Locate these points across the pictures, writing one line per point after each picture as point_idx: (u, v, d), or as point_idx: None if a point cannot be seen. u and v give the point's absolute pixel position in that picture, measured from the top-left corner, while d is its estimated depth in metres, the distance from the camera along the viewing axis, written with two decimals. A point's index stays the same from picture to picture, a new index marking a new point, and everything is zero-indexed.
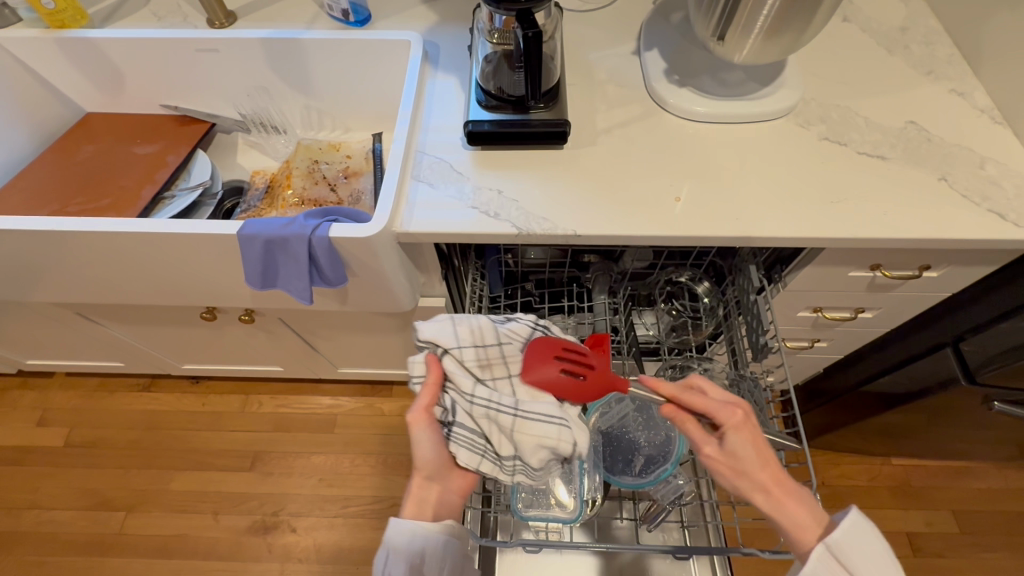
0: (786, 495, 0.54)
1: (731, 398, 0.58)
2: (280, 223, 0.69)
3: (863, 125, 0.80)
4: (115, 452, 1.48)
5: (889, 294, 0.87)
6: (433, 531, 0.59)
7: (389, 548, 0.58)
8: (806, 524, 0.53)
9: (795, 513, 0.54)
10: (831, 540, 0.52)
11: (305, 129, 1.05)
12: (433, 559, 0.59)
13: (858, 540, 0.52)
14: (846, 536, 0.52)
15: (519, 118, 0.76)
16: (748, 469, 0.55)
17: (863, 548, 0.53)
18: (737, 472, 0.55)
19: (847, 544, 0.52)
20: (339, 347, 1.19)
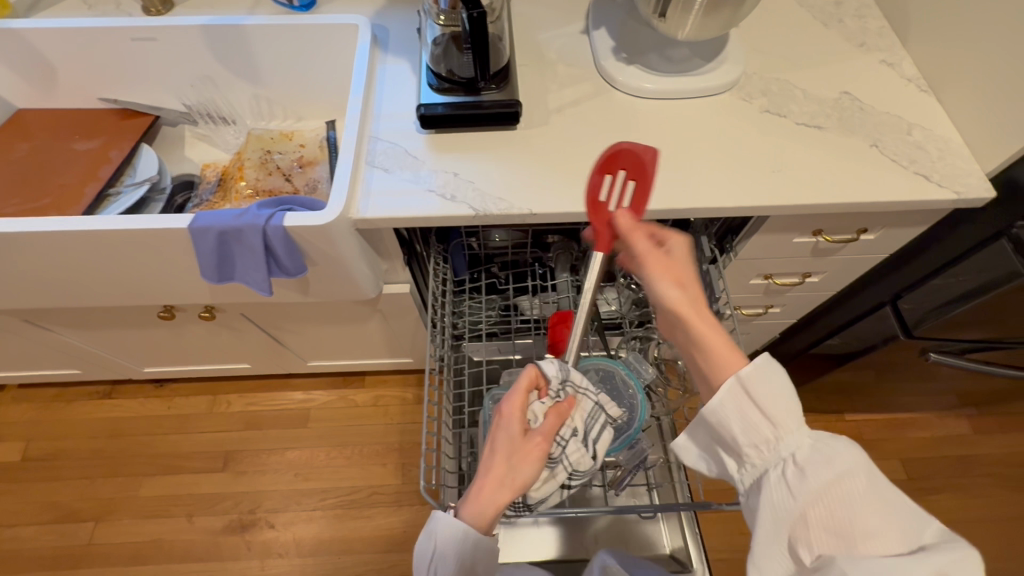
0: (701, 317, 0.52)
1: (672, 248, 0.57)
2: (232, 214, 0.68)
3: (801, 97, 0.83)
4: (78, 462, 1.44)
5: (832, 257, 0.93)
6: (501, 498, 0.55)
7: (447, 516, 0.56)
8: (724, 357, 0.50)
9: (716, 362, 0.50)
10: (741, 375, 0.48)
11: (255, 119, 1.02)
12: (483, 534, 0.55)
13: (772, 387, 0.48)
14: (757, 373, 0.48)
15: (471, 100, 0.77)
16: (683, 280, 0.55)
17: (774, 392, 0.48)
18: (679, 280, 0.55)
19: (758, 386, 0.48)
20: (307, 339, 1.18)
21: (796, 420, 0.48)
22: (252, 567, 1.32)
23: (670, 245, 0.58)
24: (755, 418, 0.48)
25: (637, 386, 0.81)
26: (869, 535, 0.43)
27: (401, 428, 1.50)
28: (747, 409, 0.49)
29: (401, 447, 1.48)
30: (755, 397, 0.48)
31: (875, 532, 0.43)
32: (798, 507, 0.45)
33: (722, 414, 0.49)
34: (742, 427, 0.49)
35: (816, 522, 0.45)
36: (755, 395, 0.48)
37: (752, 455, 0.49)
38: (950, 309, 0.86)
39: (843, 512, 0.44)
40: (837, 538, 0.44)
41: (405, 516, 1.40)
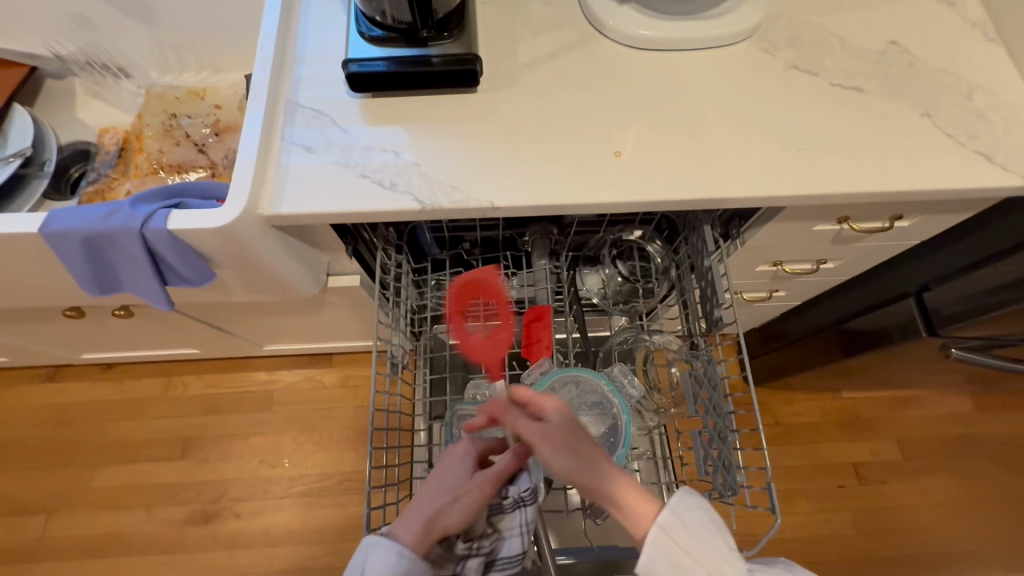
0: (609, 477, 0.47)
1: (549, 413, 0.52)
2: (97, 214, 0.52)
3: (837, 48, 0.66)
4: (24, 452, 1.34)
5: (855, 245, 0.79)
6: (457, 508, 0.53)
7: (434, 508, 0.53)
8: (638, 511, 0.46)
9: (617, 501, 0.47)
10: (661, 522, 0.45)
11: (162, 71, 0.83)
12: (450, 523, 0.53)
13: (698, 526, 0.45)
14: (676, 515, 0.45)
15: (416, 54, 0.59)
16: (572, 442, 0.50)
17: (699, 534, 0.45)
18: (566, 445, 0.49)
19: (677, 528, 0.45)
20: (254, 329, 1.04)
21: (727, 555, 0.44)
22: (218, 559, 1.26)
23: (545, 410, 0.53)
24: (685, 568, 0.44)
25: (622, 406, 0.70)
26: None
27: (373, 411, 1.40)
28: (678, 556, 0.44)
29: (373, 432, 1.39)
30: (682, 545, 0.44)
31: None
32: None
33: (654, 570, 0.44)
34: None
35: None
36: (683, 541, 0.45)
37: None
38: (991, 302, 0.74)
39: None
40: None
41: None
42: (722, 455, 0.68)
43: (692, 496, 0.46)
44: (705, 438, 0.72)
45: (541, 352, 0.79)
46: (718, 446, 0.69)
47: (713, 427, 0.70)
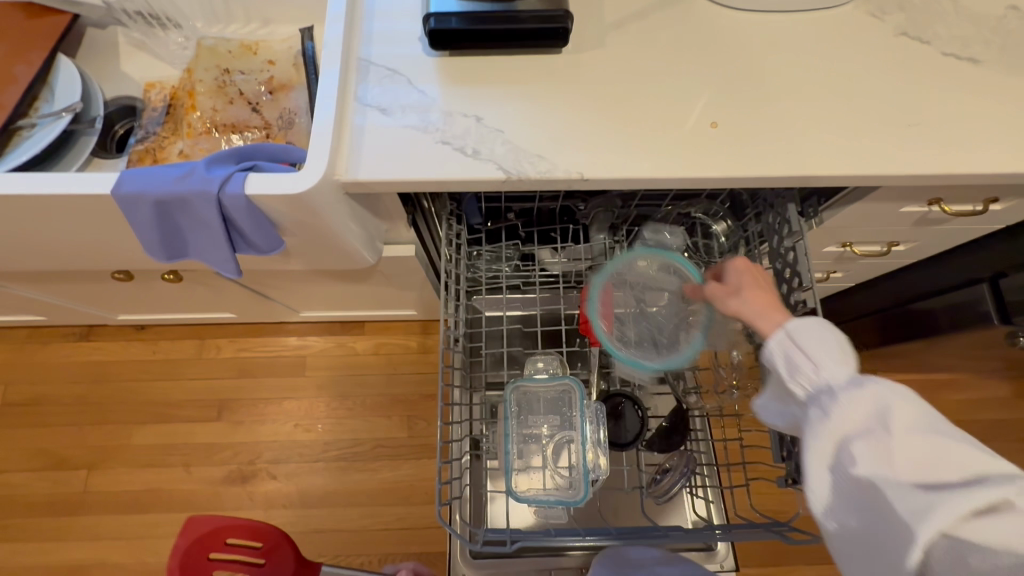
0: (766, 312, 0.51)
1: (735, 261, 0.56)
2: (172, 176, 0.50)
3: (950, 14, 0.61)
4: (62, 408, 1.36)
5: (937, 228, 0.75)
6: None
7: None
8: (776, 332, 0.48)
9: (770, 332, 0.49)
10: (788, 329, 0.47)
11: (207, 23, 0.78)
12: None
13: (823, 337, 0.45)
14: (798, 328, 0.46)
15: (500, 8, 0.54)
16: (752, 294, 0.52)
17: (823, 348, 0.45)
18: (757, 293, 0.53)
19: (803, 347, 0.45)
20: (296, 296, 1.02)
21: (844, 364, 0.44)
22: (255, 517, 1.29)
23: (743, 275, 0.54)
24: (797, 370, 0.46)
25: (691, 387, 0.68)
26: (922, 471, 0.38)
27: (406, 379, 1.40)
28: (794, 356, 0.46)
29: (406, 399, 1.39)
30: (803, 351, 0.45)
31: (937, 460, 0.38)
32: (836, 447, 0.42)
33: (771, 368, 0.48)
34: (787, 373, 0.46)
35: (861, 454, 0.40)
36: (804, 349, 0.45)
37: (801, 401, 0.46)
38: None
39: (881, 443, 0.40)
40: (886, 468, 0.39)
41: (411, 470, 1.34)
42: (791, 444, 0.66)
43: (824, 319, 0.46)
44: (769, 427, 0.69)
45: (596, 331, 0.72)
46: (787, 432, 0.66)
47: None
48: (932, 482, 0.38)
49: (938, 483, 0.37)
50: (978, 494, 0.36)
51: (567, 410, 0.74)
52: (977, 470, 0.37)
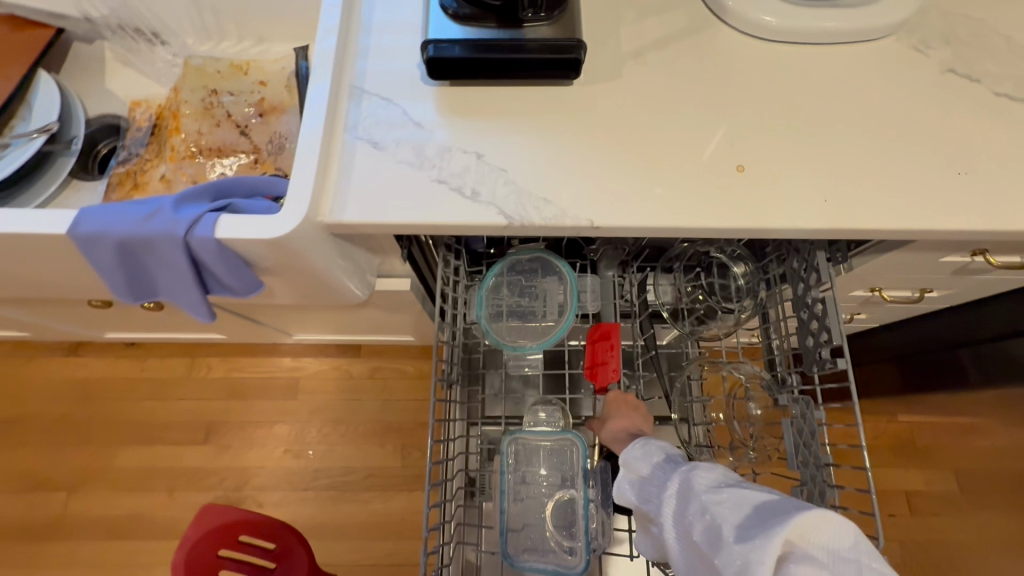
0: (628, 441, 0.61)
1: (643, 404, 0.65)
2: (135, 215, 0.44)
3: (1002, 50, 0.55)
4: (45, 427, 1.31)
5: (976, 277, 0.69)
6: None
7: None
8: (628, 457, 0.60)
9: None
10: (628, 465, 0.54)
11: (198, 41, 0.74)
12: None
13: (639, 454, 0.53)
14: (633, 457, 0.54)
15: (508, 35, 0.50)
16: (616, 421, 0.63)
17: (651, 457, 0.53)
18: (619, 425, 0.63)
19: (636, 455, 0.54)
20: (286, 322, 0.97)
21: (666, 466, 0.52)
22: None
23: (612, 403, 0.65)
24: (639, 485, 0.53)
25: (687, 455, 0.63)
26: (740, 519, 0.41)
27: (401, 405, 1.35)
28: (630, 481, 0.53)
29: (401, 427, 1.33)
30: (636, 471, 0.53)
31: (742, 504, 0.42)
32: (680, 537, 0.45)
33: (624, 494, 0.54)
34: (634, 493, 0.53)
35: (696, 533, 0.43)
36: (639, 458, 0.53)
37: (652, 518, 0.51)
38: None
39: (700, 510, 0.43)
40: (712, 533, 0.41)
41: (403, 502, 1.28)
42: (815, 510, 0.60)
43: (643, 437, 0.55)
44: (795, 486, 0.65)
45: (608, 377, 0.66)
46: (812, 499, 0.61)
47: (807, 478, 0.62)
48: (754, 527, 0.39)
49: (757, 527, 0.39)
50: (782, 530, 0.37)
51: (570, 466, 0.67)
52: (775, 508, 0.40)
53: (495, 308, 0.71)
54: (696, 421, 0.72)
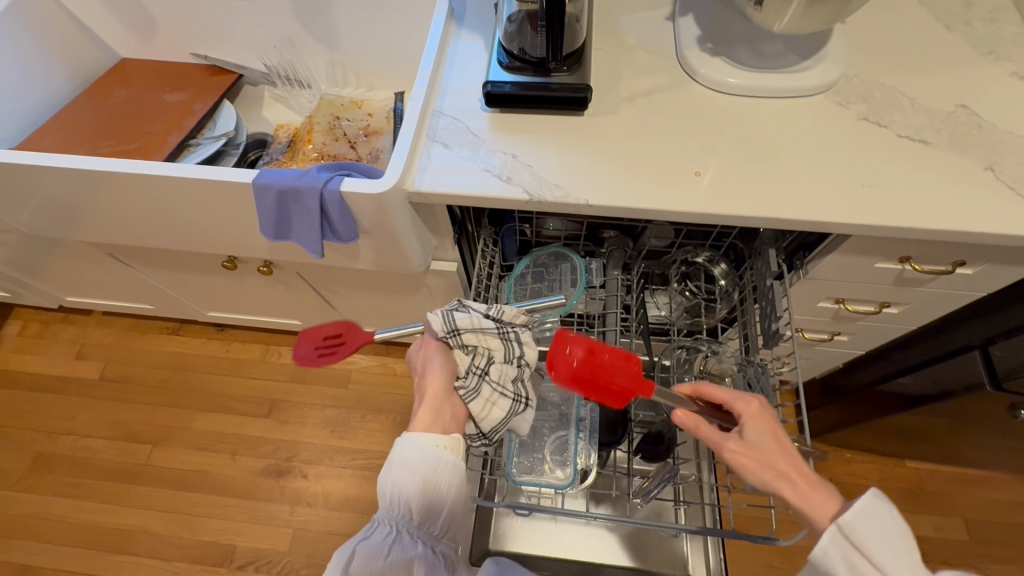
0: (807, 482, 0.53)
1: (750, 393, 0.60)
2: (293, 175, 0.70)
3: (908, 107, 0.75)
4: (144, 389, 1.57)
5: (918, 288, 0.84)
6: (446, 449, 0.59)
7: (398, 464, 0.58)
8: (820, 504, 0.51)
9: (819, 499, 0.52)
10: (838, 521, 0.49)
11: (330, 84, 1.05)
12: (444, 477, 0.58)
13: (879, 529, 0.48)
14: (857, 519, 0.48)
15: (540, 81, 0.75)
16: (767, 457, 0.54)
17: (879, 531, 0.48)
18: (765, 459, 0.54)
19: (862, 528, 0.48)
20: (354, 306, 1.20)
21: (914, 567, 0.47)
22: (282, 511, 1.40)
23: (750, 426, 0.57)
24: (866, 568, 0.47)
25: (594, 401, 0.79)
26: None
27: None
28: (860, 560, 0.48)
29: None
30: (864, 550, 0.48)
31: None
32: None
33: (832, 565, 0.49)
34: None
35: None
36: (867, 532, 0.48)
37: None
38: None
39: None
40: None
41: None
42: None
43: (878, 498, 0.49)
44: None
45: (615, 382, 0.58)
46: None
47: None
48: None
49: None
50: None
51: (566, 409, 0.84)
52: None
53: (522, 294, 0.89)
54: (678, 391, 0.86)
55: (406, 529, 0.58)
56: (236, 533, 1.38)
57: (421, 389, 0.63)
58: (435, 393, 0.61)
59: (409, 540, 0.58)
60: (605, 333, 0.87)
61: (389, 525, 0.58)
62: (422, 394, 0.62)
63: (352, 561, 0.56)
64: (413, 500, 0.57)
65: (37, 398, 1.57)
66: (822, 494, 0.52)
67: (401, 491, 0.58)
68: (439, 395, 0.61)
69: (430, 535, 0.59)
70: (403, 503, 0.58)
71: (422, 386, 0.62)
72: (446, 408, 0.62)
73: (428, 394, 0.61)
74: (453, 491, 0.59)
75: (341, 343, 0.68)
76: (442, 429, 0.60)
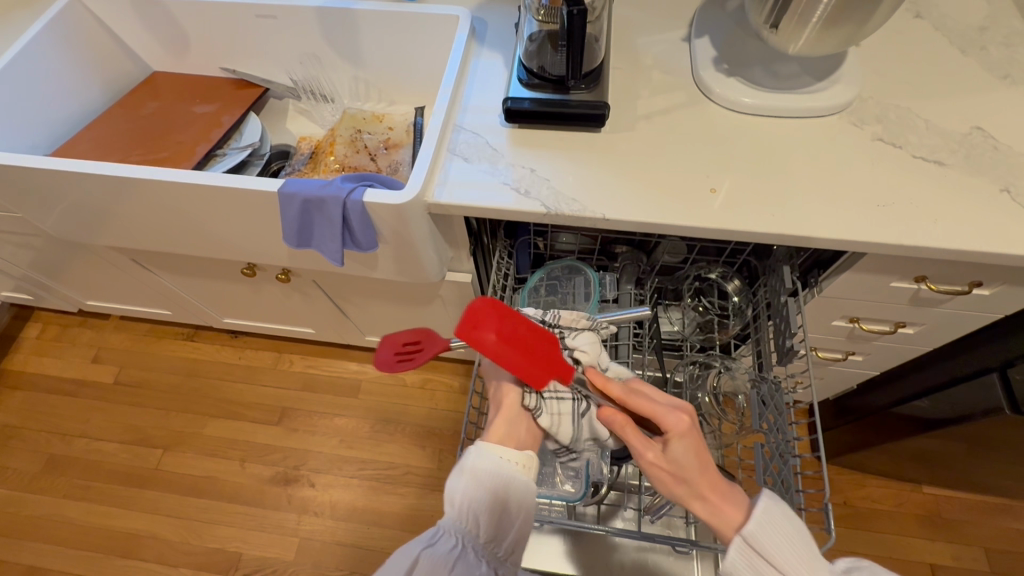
0: (720, 498, 0.52)
1: (678, 402, 0.56)
2: (317, 185, 0.72)
3: (923, 128, 0.76)
4: (157, 393, 1.59)
5: (934, 309, 0.83)
6: (519, 466, 0.58)
7: (471, 473, 0.57)
8: (729, 520, 0.52)
9: (731, 515, 0.52)
10: (746, 534, 0.50)
11: (352, 99, 1.08)
12: (517, 496, 0.57)
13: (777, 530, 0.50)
14: (761, 527, 0.50)
15: (558, 98, 0.76)
16: (683, 472, 0.53)
17: (781, 537, 0.50)
18: (682, 475, 0.53)
19: (765, 536, 0.50)
20: (367, 316, 1.22)
21: (802, 558, 0.50)
22: (289, 519, 1.40)
23: (673, 438, 0.54)
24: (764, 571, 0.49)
25: None
26: None
27: (444, 415, 1.52)
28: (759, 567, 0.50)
29: (441, 433, 1.50)
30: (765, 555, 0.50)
31: None
32: None
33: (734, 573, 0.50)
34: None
35: None
36: (768, 540, 0.50)
37: None
38: None
39: None
40: None
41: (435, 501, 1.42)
42: (781, 473, 0.73)
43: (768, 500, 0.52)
44: (766, 454, 0.77)
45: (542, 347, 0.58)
46: (778, 462, 0.73)
47: (775, 445, 0.74)
48: None
49: None
50: None
51: None
52: None
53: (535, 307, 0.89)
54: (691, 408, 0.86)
55: (469, 542, 0.57)
56: (242, 540, 1.38)
57: (495, 403, 0.64)
58: (510, 405, 0.62)
59: (474, 554, 0.56)
60: (618, 346, 0.89)
61: (453, 537, 0.57)
62: (498, 408, 0.63)
63: (416, 569, 0.55)
64: (483, 514, 0.56)
65: (53, 401, 1.59)
66: (735, 511, 0.52)
67: (472, 504, 0.56)
68: (513, 409, 0.62)
69: (493, 554, 0.58)
70: (470, 515, 0.57)
71: (497, 398, 0.63)
72: (523, 422, 0.62)
73: (503, 407, 0.62)
74: (525, 511, 0.58)
75: (419, 350, 0.66)
76: (517, 442, 0.60)
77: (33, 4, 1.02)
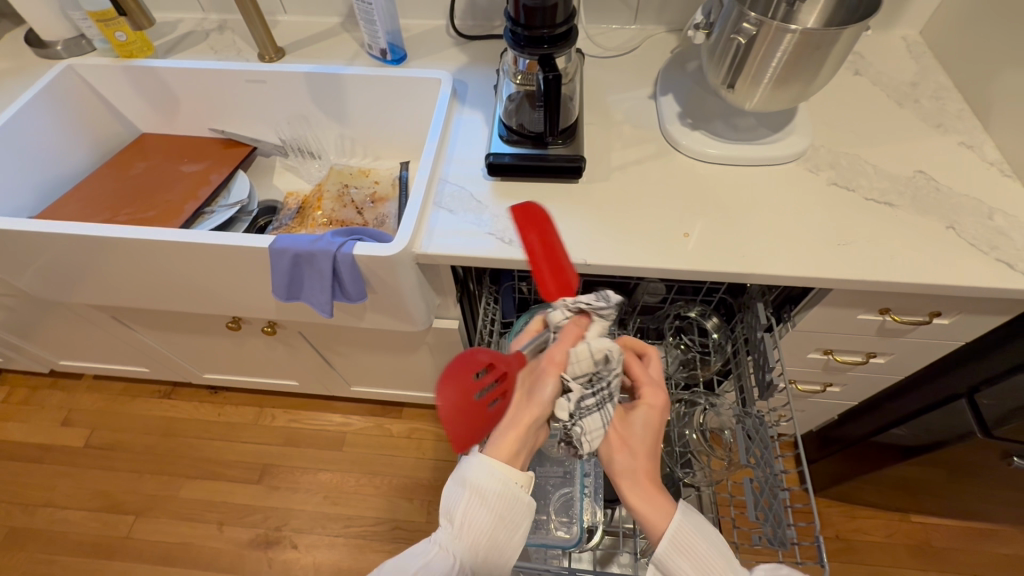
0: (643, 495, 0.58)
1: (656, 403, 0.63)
2: (308, 240, 0.75)
3: (872, 173, 0.82)
4: (130, 456, 1.52)
5: (900, 338, 0.88)
6: (524, 486, 0.55)
7: (475, 491, 0.53)
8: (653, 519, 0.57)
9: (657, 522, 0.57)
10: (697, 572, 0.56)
11: (338, 155, 1.12)
12: (518, 515, 0.55)
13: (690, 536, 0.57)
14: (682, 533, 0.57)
15: (537, 152, 0.82)
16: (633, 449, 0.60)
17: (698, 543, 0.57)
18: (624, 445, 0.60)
19: (677, 553, 0.56)
20: (353, 366, 1.21)
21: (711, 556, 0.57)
22: None
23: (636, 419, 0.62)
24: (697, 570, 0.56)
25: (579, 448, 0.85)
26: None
27: (431, 464, 1.49)
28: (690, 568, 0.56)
29: (429, 484, 1.46)
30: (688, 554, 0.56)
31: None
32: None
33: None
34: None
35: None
36: (684, 556, 0.56)
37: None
38: None
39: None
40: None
41: None
42: (773, 510, 0.73)
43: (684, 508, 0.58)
44: (755, 489, 0.77)
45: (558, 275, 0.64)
46: (768, 497, 0.74)
47: (763, 479, 0.75)
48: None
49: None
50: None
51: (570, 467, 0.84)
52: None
53: None
54: (680, 445, 0.88)
55: (466, 564, 0.54)
56: None
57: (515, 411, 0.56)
58: (528, 424, 0.55)
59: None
60: None
61: (450, 557, 0.53)
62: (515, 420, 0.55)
63: None
64: (486, 532, 0.54)
65: (16, 469, 1.51)
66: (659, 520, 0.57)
67: (473, 521, 0.53)
68: (531, 428, 0.55)
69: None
70: (471, 534, 0.53)
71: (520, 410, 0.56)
72: (530, 442, 0.56)
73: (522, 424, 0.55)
74: (523, 530, 0.56)
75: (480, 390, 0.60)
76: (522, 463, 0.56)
77: (25, 73, 1.06)
